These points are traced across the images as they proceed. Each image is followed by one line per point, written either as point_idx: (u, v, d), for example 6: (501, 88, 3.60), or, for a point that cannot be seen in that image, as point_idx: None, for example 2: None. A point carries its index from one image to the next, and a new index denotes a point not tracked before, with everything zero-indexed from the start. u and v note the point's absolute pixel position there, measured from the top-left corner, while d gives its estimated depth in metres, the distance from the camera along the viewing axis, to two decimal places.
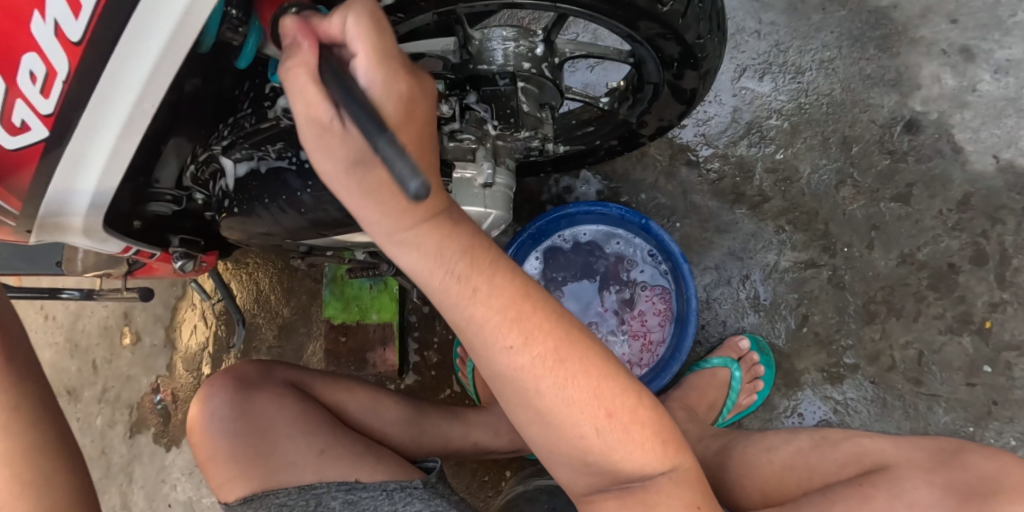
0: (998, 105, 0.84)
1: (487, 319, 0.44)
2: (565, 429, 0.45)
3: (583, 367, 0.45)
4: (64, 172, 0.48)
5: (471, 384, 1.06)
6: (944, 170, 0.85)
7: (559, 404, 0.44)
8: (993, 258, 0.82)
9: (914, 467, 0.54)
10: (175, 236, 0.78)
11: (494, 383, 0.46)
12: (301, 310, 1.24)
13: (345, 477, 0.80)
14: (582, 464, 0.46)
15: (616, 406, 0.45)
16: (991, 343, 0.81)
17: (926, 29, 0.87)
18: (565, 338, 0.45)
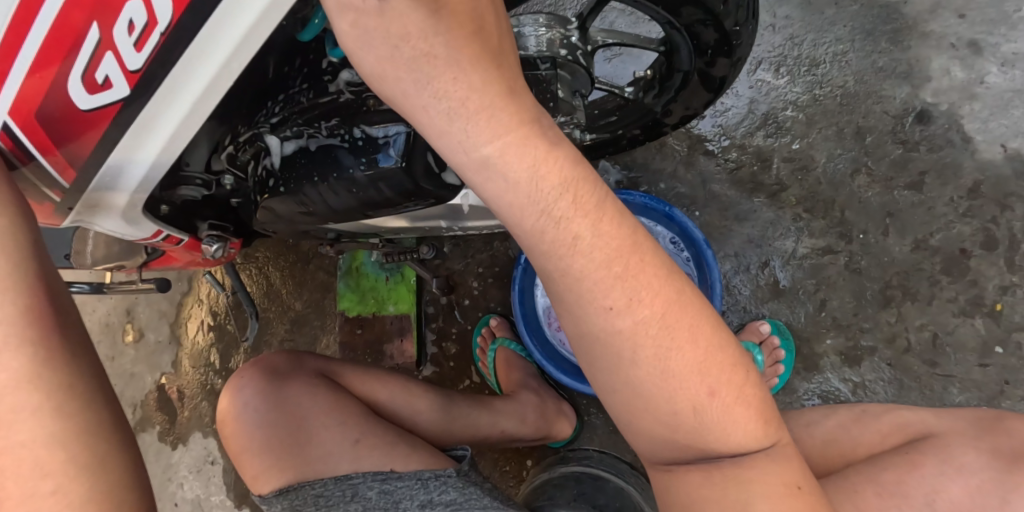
0: (1005, 97, 0.88)
1: (588, 269, 0.40)
2: (657, 398, 0.42)
3: (687, 331, 0.42)
4: (129, 139, 0.49)
5: (493, 376, 1.10)
6: (955, 158, 0.88)
7: (655, 368, 0.42)
8: (1002, 244, 0.85)
9: (959, 433, 0.62)
10: (204, 223, 0.77)
11: (581, 343, 0.43)
12: (313, 304, 1.24)
13: (382, 466, 0.83)
14: (666, 430, 0.43)
15: (714, 378, 0.43)
16: (1003, 324, 0.84)
17: (936, 24, 0.90)
18: (669, 299, 0.42)
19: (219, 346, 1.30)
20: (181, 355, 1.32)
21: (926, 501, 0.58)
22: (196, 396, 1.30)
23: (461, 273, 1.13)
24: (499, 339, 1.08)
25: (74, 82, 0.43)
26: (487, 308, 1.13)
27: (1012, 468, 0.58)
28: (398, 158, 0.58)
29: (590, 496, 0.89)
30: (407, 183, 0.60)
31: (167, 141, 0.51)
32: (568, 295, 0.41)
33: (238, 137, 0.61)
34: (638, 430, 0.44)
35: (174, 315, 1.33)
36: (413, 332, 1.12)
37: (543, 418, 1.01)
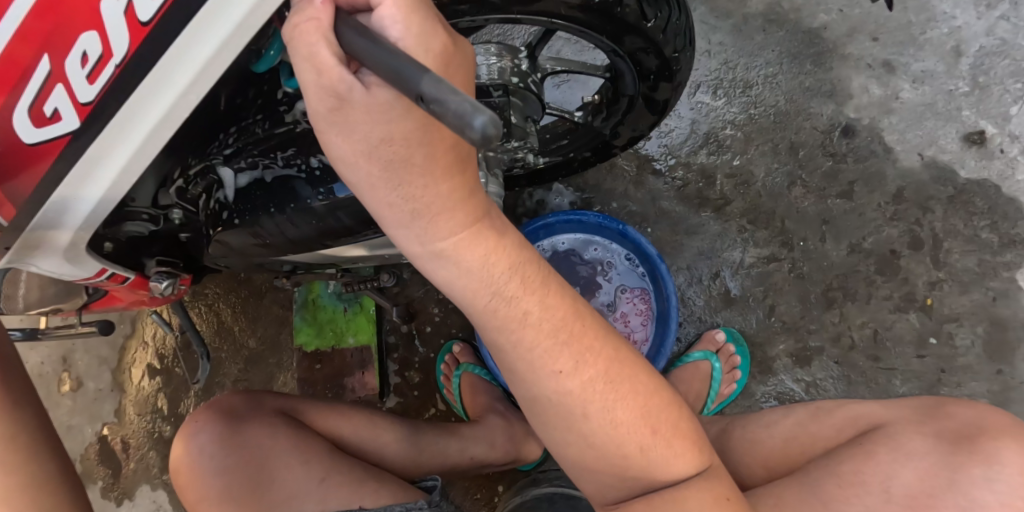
0: (918, 110, 0.96)
1: (538, 344, 0.47)
2: (604, 437, 0.49)
3: (625, 381, 0.50)
4: (74, 176, 0.46)
5: (459, 403, 1.09)
6: (879, 168, 0.96)
7: (602, 413, 0.48)
8: (927, 243, 0.93)
9: (906, 421, 0.60)
10: (152, 259, 0.74)
11: (531, 400, 0.50)
12: (268, 341, 1.22)
13: (349, 504, 0.79)
14: (612, 468, 0.50)
15: (652, 420, 0.50)
16: (934, 317, 0.91)
17: (853, 47, 0.99)
18: (607, 359, 0.49)
19: (167, 390, 1.26)
20: (124, 403, 1.27)
21: (883, 490, 0.56)
22: (142, 445, 1.25)
23: (421, 300, 1.14)
24: (463, 364, 1.08)
25: (23, 111, 0.42)
26: (451, 333, 1.14)
27: (957, 448, 0.56)
28: (356, 187, 0.60)
29: None
30: (366, 208, 0.61)
31: (115, 178, 0.48)
32: (520, 361, 0.48)
33: (188, 169, 0.61)
34: (591, 469, 0.51)
35: (116, 361, 1.28)
36: (375, 364, 1.11)
37: (512, 441, 1.00)
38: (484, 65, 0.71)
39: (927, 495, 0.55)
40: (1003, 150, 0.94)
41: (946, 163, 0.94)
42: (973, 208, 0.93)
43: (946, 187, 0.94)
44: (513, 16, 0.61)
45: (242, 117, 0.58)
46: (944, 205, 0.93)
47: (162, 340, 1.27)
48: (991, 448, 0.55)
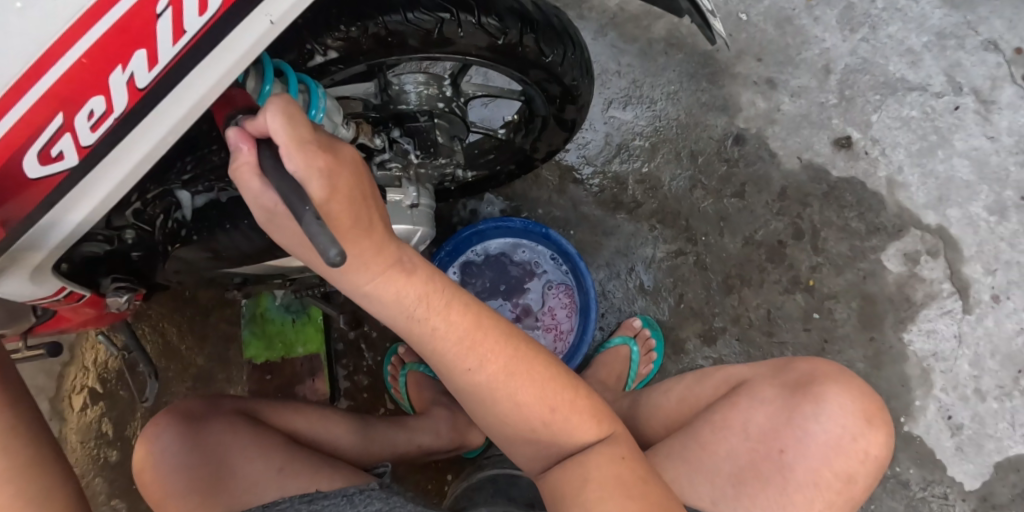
0: (796, 120, 1.13)
1: (450, 346, 0.58)
2: (509, 414, 0.60)
3: (526, 369, 0.60)
4: (63, 205, 0.50)
5: (406, 399, 1.11)
6: (766, 170, 1.11)
7: (506, 394, 0.59)
8: (808, 233, 1.08)
9: (763, 376, 0.67)
10: (107, 277, 0.76)
11: (451, 385, 0.62)
12: (217, 357, 1.19)
13: (306, 489, 0.82)
14: (524, 440, 0.61)
15: (552, 398, 0.60)
16: (816, 295, 1.06)
17: (741, 66, 1.16)
18: (509, 351, 0.59)
19: (111, 414, 1.24)
20: (65, 431, 1.24)
21: (742, 429, 0.64)
22: (86, 473, 1.22)
23: (367, 308, 1.18)
24: (409, 364, 1.10)
25: (24, 158, 0.45)
26: (395, 337, 1.17)
27: (798, 394, 0.64)
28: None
29: (507, 489, 0.95)
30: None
31: (97, 205, 0.52)
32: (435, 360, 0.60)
33: (146, 194, 0.68)
34: (507, 440, 0.62)
35: (55, 390, 1.25)
36: (324, 371, 1.14)
37: (456, 429, 1.05)
38: (412, 92, 0.82)
39: (774, 432, 0.63)
40: (866, 151, 1.10)
41: (820, 165, 1.10)
42: (843, 202, 1.09)
43: (821, 185, 1.09)
44: (432, 55, 0.71)
45: (202, 148, 0.67)
46: (820, 200, 1.09)
47: (105, 364, 1.25)
48: (822, 389, 0.63)
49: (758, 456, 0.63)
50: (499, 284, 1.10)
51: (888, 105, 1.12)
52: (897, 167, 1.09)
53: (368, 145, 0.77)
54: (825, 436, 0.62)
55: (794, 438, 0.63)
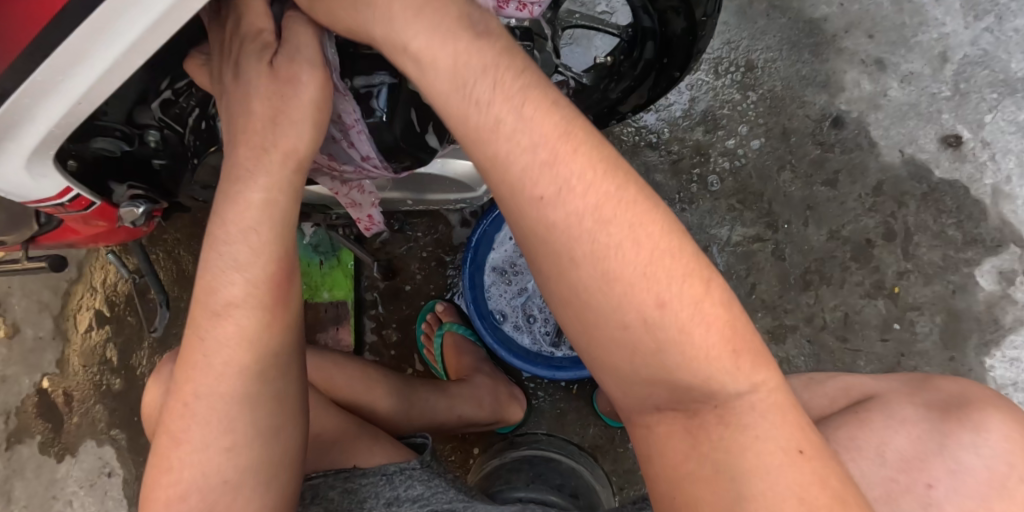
0: (902, 109, 1.00)
1: (631, 274, 0.40)
2: (636, 344, 0.40)
3: (681, 273, 0.40)
4: (70, 48, 0.39)
5: (440, 364, 1.01)
6: (863, 160, 1.00)
7: (622, 305, 0.40)
8: (899, 235, 0.98)
9: (898, 393, 0.64)
10: (121, 185, 0.61)
11: (567, 300, 0.42)
12: None
13: (343, 464, 0.71)
14: (648, 386, 0.42)
15: (706, 332, 0.40)
16: (899, 304, 0.97)
17: (849, 41, 1.02)
18: (648, 235, 0.40)
19: (118, 340, 1.15)
20: (68, 353, 1.16)
21: (878, 454, 0.58)
22: (88, 399, 1.14)
23: (403, 258, 1.05)
24: (446, 324, 1.00)
25: None
26: (430, 294, 1.05)
27: (946, 416, 0.60)
28: (381, 110, 0.55)
29: (546, 477, 0.87)
30: (388, 139, 0.57)
31: (117, 63, 0.41)
32: (590, 275, 0.40)
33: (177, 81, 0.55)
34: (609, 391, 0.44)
35: (60, 307, 1.16)
36: (350, 319, 1.03)
37: (498, 401, 0.94)
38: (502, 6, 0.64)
39: (920, 459, 0.58)
40: (975, 154, 0.98)
41: (923, 161, 0.99)
42: (942, 206, 0.98)
43: (920, 184, 0.99)
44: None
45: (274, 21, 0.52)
46: (918, 200, 0.99)
47: (114, 286, 1.15)
48: (981, 416, 0.60)
49: (898, 487, 0.57)
50: None
51: (1004, 106, 0.99)
52: (1005, 176, 0.97)
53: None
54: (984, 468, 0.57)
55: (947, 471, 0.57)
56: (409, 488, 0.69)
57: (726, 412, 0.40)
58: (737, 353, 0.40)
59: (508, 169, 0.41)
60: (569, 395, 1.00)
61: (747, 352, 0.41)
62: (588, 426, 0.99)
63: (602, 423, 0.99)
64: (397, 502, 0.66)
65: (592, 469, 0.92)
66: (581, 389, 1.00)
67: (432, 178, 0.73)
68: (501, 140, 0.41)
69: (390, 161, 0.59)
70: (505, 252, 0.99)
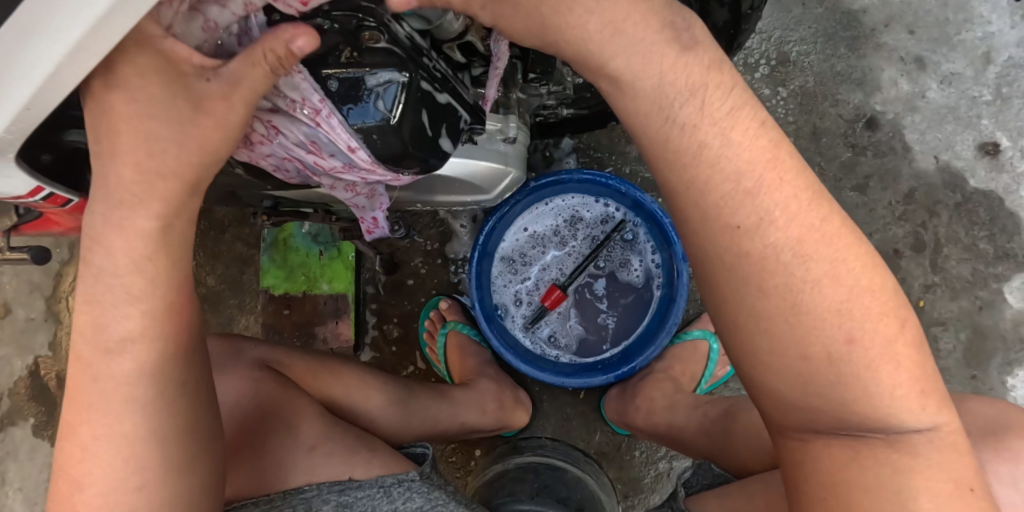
0: (940, 112, 0.95)
1: (826, 304, 0.42)
2: (813, 375, 0.43)
3: (875, 307, 0.43)
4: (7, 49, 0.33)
5: (443, 364, 0.98)
6: (895, 165, 0.95)
7: (809, 337, 0.42)
8: (929, 246, 0.94)
9: None
10: None
11: (744, 323, 0.44)
12: (232, 281, 1.10)
13: (339, 476, 0.69)
14: (813, 411, 0.44)
15: (893, 372, 0.42)
16: (924, 319, 0.93)
17: (889, 37, 0.96)
18: (834, 266, 0.42)
19: None
20: (60, 335, 1.13)
21: None
22: None
23: (406, 251, 1.02)
24: (450, 322, 0.98)
25: None
26: (434, 291, 1.02)
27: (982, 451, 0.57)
28: (387, 111, 0.49)
29: (552, 488, 0.84)
30: (394, 144, 0.51)
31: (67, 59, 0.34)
32: (780, 303, 0.43)
33: None
34: (767, 402, 0.46)
35: (51, 288, 1.13)
36: (350, 313, 1.01)
37: (503, 406, 0.91)
38: None
39: None
40: (1012, 164, 0.93)
41: (959, 170, 0.94)
42: (975, 218, 0.94)
43: (954, 193, 0.94)
44: None
45: None
46: (950, 210, 0.94)
47: None
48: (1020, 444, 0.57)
49: None
50: (568, 250, 0.95)
51: None
52: None
53: (474, 48, 0.56)
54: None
55: None
56: (409, 503, 0.69)
57: (901, 447, 0.43)
58: (924, 393, 0.43)
59: (705, 178, 0.42)
60: (575, 400, 0.98)
61: (931, 395, 0.43)
62: (595, 432, 0.97)
63: (608, 430, 0.96)
64: None
65: (600, 482, 0.89)
66: (588, 394, 0.98)
67: (445, 178, 0.67)
68: (704, 137, 0.42)
69: (395, 166, 0.53)
70: (515, 241, 0.95)
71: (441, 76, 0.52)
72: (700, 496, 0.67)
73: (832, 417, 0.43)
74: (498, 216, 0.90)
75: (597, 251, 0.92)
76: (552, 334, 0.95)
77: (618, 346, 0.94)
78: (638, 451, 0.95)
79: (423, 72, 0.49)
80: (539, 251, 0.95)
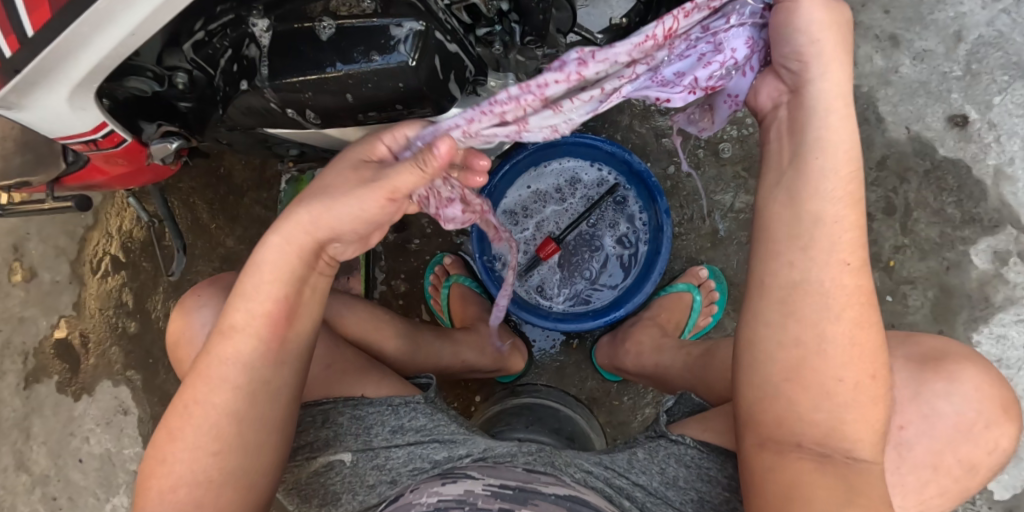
0: (912, 86, 1.01)
1: (844, 338, 0.51)
2: (806, 373, 0.52)
3: (875, 344, 0.52)
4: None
5: (446, 314, 1.06)
6: (869, 135, 1.02)
7: (815, 355, 0.52)
8: (899, 211, 1.00)
9: None
10: (151, 124, 0.66)
11: (759, 305, 0.54)
12: (249, 241, 1.18)
13: (352, 393, 0.76)
14: (794, 405, 0.53)
15: (867, 406, 0.52)
16: (893, 277, 1.00)
17: (864, 16, 1.03)
18: (852, 312, 0.51)
19: (133, 284, 1.21)
20: (85, 296, 1.22)
21: None
22: (104, 341, 1.21)
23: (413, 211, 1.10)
24: (453, 276, 1.05)
25: None
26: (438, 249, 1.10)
27: (923, 368, 0.62)
28: (410, 56, 0.53)
29: (545, 421, 0.92)
30: (414, 85, 0.56)
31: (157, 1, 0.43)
32: (812, 323, 0.52)
33: (211, 21, 0.54)
34: (748, 378, 0.55)
35: (76, 253, 1.22)
36: (360, 269, 1.08)
37: (501, 350, 0.98)
38: None
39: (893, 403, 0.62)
40: (980, 135, 1.00)
41: (929, 139, 1.01)
42: (944, 184, 1.00)
43: (924, 161, 1.00)
44: None
45: None
46: (920, 177, 1.00)
47: (129, 232, 1.21)
48: (956, 368, 0.62)
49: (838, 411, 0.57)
50: (563, 207, 1.02)
51: (1014, 89, 0.99)
52: (1009, 157, 0.99)
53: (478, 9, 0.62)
54: (954, 417, 0.61)
55: (919, 415, 0.61)
56: (414, 421, 0.74)
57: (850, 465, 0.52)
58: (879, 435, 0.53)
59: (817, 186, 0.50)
60: (568, 350, 1.05)
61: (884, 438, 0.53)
62: (586, 379, 1.04)
63: (598, 377, 1.04)
64: (401, 431, 0.73)
65: (587, 418, 0.97)
66: (581, 344, 1.05)
67: None
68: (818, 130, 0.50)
69: (413, 107, 0.59)
70: (516, 196, 1.03)
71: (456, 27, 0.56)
72: (682, 422, 0.74)
73: (821, 414, 0.52)
74: (498, 174, 0.97)
75: (591, 210, 1.00)
76: (544, 283, 1.03)
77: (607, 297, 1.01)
78: (626, 397, 1.03)
79: (439, 23, 0.54)
80: (536, 209, 1.03)
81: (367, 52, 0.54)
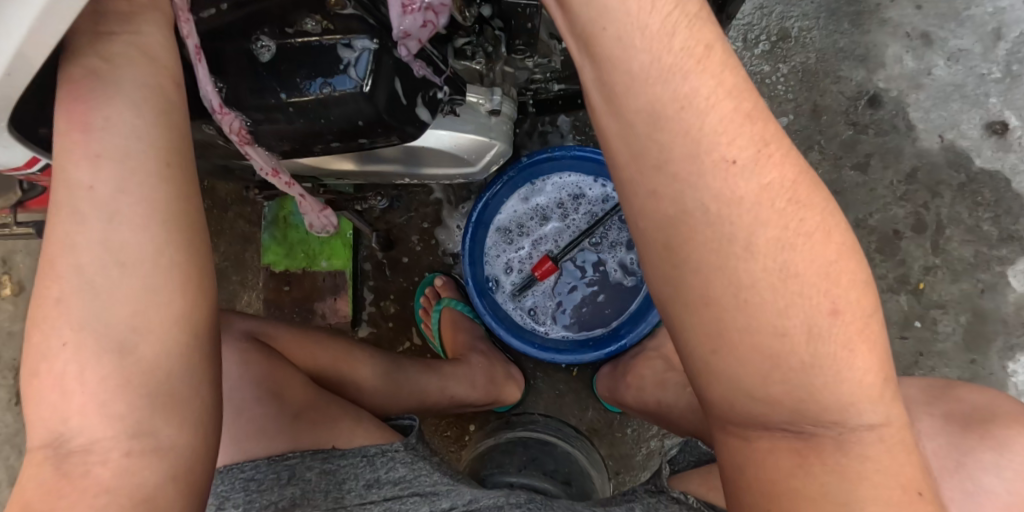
0: (946, 90, 0.92)
1: (792, 271, 0.37)
2: (752, 341, 0.37)
3: (817, 229, 0.37)
4: None
5: (437, 340, 1.00)
6: (897, 144, 0.93)
7: (761, 318, 0.37)
8: (930, 228, 0.92)
9: (912, 400, 0.61)
10: None
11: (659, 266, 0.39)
12: (234, 257, 1.11)
13: (322, 444, 0.70)
14: (763, 398, 0.38)
15: (863, 356, 0.38)
16: (923, 301, 0.92)
17: (893, 12, 0.93)
18: (768, 197, 0.36)
19: None
20: None
21: None
22: None
23: (403, 228, 1.02)
24: (445, 299, 0.98)
25: None
26: (429, 268, 1.03)
27: (966, 431, 0.56)
28: (360, 80, 0.50)
29: (540, 462, 0.87)
30: (368, 112, 0.52)
31: None
32: (749, 264, 0.36)
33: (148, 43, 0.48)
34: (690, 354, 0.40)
35: None
36: (347, 290, 1.02)
37: (493, 382, 0.92)
38: None
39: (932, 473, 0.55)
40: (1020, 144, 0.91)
41: (964, 149, 0.92)
42: (979, 198, 0.91)
43: (958, 173, 0.92)
44: None
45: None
46: (954, 191, 0.92)
47: None
48: (1004, 436, 0.56)
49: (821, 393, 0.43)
50: (562, 225, 0.94)
51: None
52: None
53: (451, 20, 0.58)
54: (1000, 495, 0.54)
55: (960, 490, 0.54)
56: (392, 472, 0.70)
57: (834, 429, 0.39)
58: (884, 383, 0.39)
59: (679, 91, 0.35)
60: (568, 377, 0.98)
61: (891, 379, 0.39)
62: (587, 409, 0.97)
63: (600, 407, 0.97)
64: (378, 483, 0.67)
65: (588, 452, 0.91)
66: (581, 371, 0.98)
67: (427, 149, 0.68)
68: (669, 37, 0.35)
69: (377, 133, 0.55)
70: (511, 213, 0.95)
71: (417, 45, 0.52)
72: (684, 475, 0.67)
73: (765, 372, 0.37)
74: (490, 192, 0.90)
75: (592, 232, 0.92)
76: (541, 307, 0.95)
77: (610, 324, 0.94)
78: (630, 429, 0.96)
79: (396, 41, 0.50)
80: (533, 227, 0.95)
81: (318, 78, 0.50)
